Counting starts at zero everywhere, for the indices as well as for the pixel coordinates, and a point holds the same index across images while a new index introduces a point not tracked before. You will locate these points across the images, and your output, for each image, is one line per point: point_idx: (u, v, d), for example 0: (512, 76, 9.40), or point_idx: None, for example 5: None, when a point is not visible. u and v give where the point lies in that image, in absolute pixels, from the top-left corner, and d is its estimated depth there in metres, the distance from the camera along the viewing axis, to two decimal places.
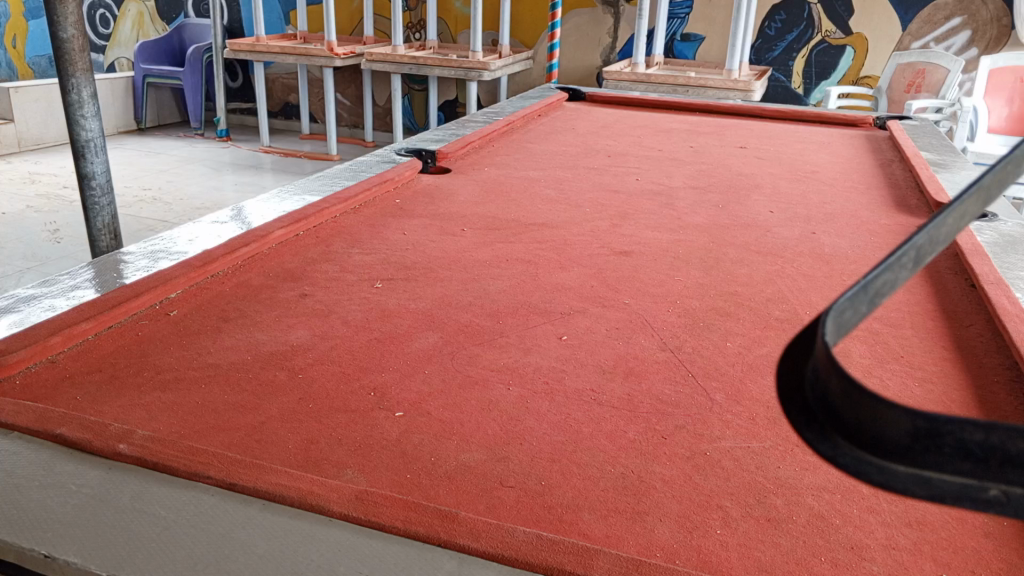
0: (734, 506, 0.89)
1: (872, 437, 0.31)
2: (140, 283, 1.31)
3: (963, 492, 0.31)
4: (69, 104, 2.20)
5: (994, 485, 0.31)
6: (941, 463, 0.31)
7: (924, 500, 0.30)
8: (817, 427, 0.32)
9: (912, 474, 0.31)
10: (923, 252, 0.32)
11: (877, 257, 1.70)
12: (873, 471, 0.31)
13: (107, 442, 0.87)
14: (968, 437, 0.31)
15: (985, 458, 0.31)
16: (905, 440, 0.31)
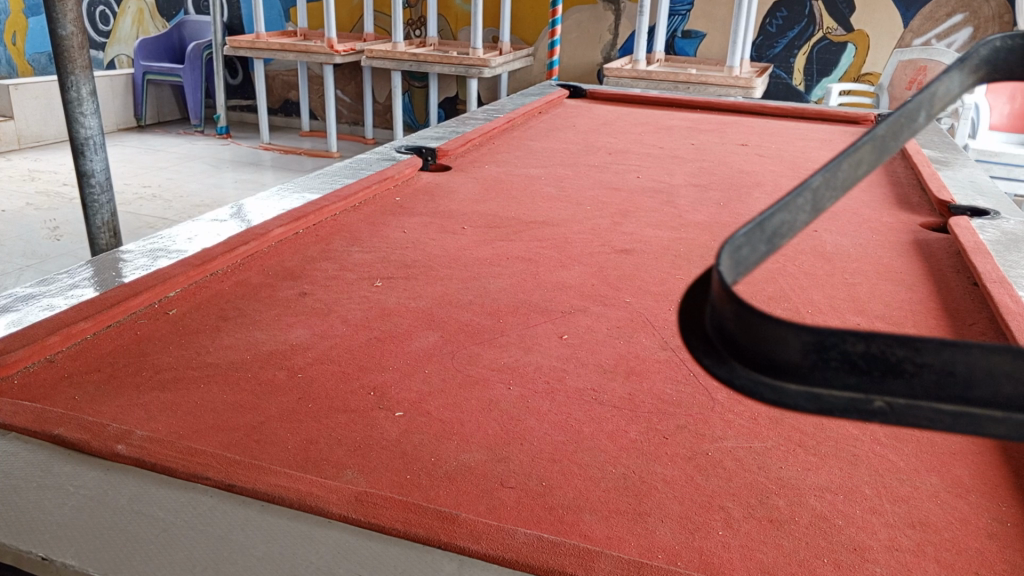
0: (736, 507, 0.88)
1: (770, 359, 0.35)
2: (138, 281, 1.31)
3: (849, 404, 0.34)
4: (68, 102, 2.20)
5: (878, 397, 0.34)
6: (828, 379, 0.35)
7: (812, 414, 0.34)
8: (715, 353, 0.37)
9: (802, 391, 0.35)
10: (817, 195, 0.38)
11: (879, 255, 1.70)
12: (765, 391, 0.35)
13: (105, 442, 0.86)
14: (851, 349, 0.34)
15: (869, 370, 0.34)
16: (796, 358, 0.35)
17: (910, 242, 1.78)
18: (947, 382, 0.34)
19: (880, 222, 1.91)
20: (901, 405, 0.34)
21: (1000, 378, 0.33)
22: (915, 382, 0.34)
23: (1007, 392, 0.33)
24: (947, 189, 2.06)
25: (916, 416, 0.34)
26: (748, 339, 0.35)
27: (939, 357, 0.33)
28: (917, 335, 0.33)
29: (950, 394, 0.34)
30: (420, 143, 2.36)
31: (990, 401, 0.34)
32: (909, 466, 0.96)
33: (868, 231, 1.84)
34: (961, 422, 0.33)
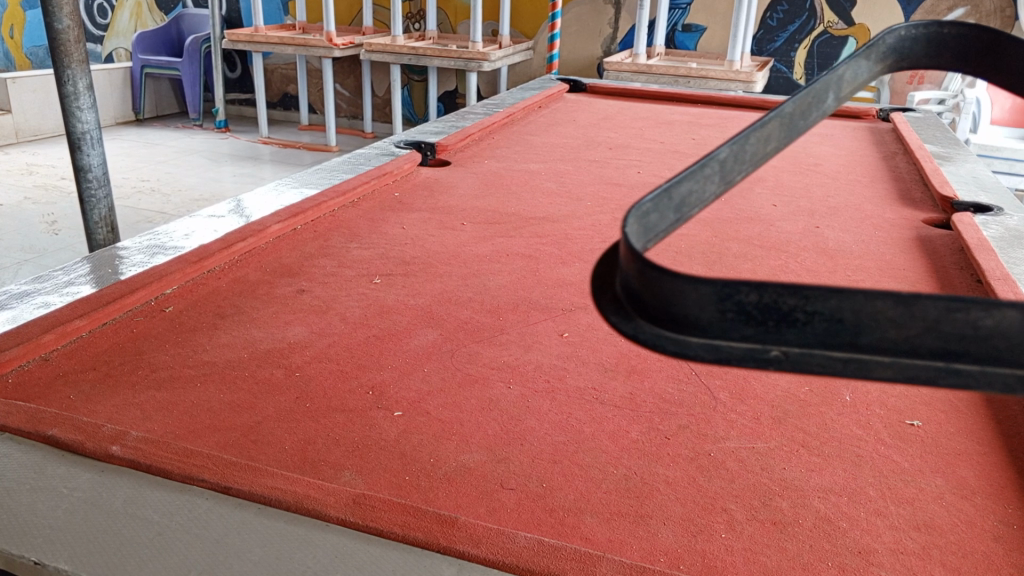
0: (739, 508, 0.87)
1: (674, 315, 0.38)
2: (134, 278, 1.29)
3: (747, 354, 0.38)
4: (64, 96, 2.18)
5: (774, 346, 0.37)
6: (728, 331, 0.38)
7: (710, 363, 0.37)
8: (624, 311, 0.41)
9: (703, 342, 0.38)
10: (718, 168, 0.48)
11: (881, 252, 1.69)
12: (668, 343, 0.38)
13: (99, 443, 0.85)
14: (745, 299, 0.37)
15: (764, 320, 0.37)
16: (697, 312, 0.38)
17: (912, 238, 1.77)
18: (836, 330, 0.36)
19: (883, 218, 1.90)
20: (795, 353, 0.37)
21: (882, 325, 0.36)
22: (807, 331, 0.37)
23: (892, 335, 0.36)
24: (950, 185, 2.04)
25: (809, 362, 0.37)
26: (652, 297, 0.38)
27: (827, 306, 0.36)
28: (804, 285, 0.35)
29: (839, 341, 0.37)
30: (419, 138, 2.35)
31: (875, 347, 0.36)
32: (914, 467, 0.95)
33: (871, 228, 1.83)
34: (847, 367, 0.36)
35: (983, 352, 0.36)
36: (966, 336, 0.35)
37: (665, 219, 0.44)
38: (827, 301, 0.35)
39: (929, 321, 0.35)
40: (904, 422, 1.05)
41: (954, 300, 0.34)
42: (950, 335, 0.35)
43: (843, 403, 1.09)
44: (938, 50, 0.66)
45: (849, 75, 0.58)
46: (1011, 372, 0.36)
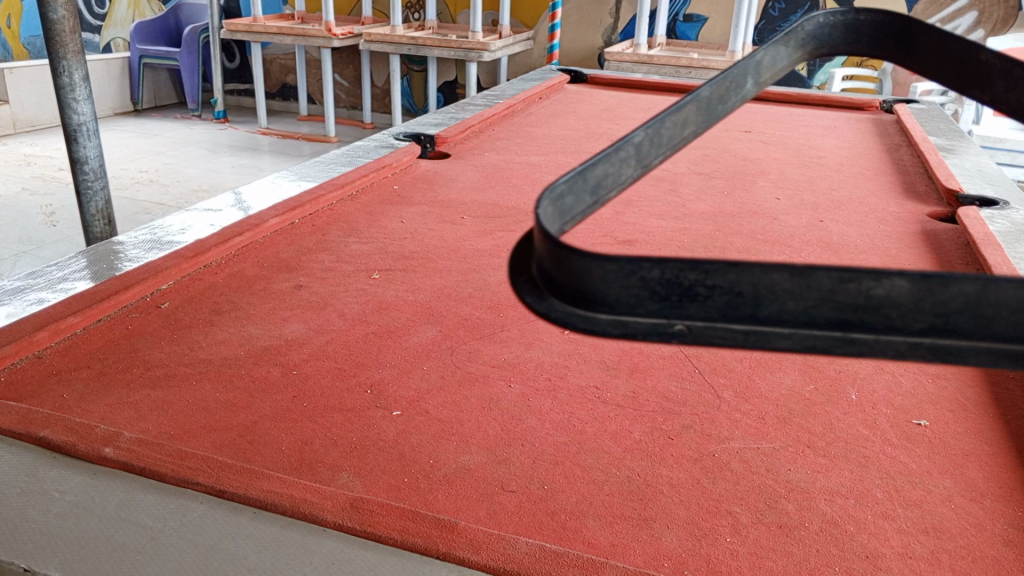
0: (744, 511, 0.85)
1: (583, 293, 0.41)
2: (129, 273, 1.27)
3: (654, 328, 0.41)
4: (60, 87, 2.15)
5: (678, 322, 0.41)
6: (635, 308, 0.41)
7: (617, 337, 0.40)
8: (539, 292, 0.44)
9: (611, 318, 0.41)
10: (639, 148, 0.54)
11: (886, 246, 1.67)
12: (578, 320, 0.41)
13: (92, 445, 0.83)
14: (648, 276, 0.40)
15: (666, 297, 0.40)
16: (601, 289, 0.41)
17: (918, 233, 1.74)
18: (738, 303, 0.40)
19: (887, 212, 1.88)
20: (698, 326, 0.40)
21: (781, 296, 0.39)
22: (708, 305, 0.40)
23: (789, 307, 0.39)
24: (955, 178, 2.02)
25: (710, 334, 0.40)
26: (564, 277, 0.41)
27: (725, 280, 0.39)
28: (704, 260, 0.39)
29: (740, 315, 0.40)
30: (418, 130, 2.32)
31: (775, 318, 0.40)
32: (922, 468, 0.94)
33: (875, 222, 1.81)
34: (748, 339, 0.40)
35: (878, 321, 0.39)
36: (859, 305, 0.38)
37: (582, 201, 0.49)
38: (725, 275, 0.39)
39: (824, 291, 0.38)
40: (911, 422, 1.03)
41: (844, 271, 0.38)
42: (846, 304, 0.39)
43: (849, 402, 1.07)
44: (855, 36, 0.73)
45: (765, 63, 0.65)
46: (903, 339, 0.39)
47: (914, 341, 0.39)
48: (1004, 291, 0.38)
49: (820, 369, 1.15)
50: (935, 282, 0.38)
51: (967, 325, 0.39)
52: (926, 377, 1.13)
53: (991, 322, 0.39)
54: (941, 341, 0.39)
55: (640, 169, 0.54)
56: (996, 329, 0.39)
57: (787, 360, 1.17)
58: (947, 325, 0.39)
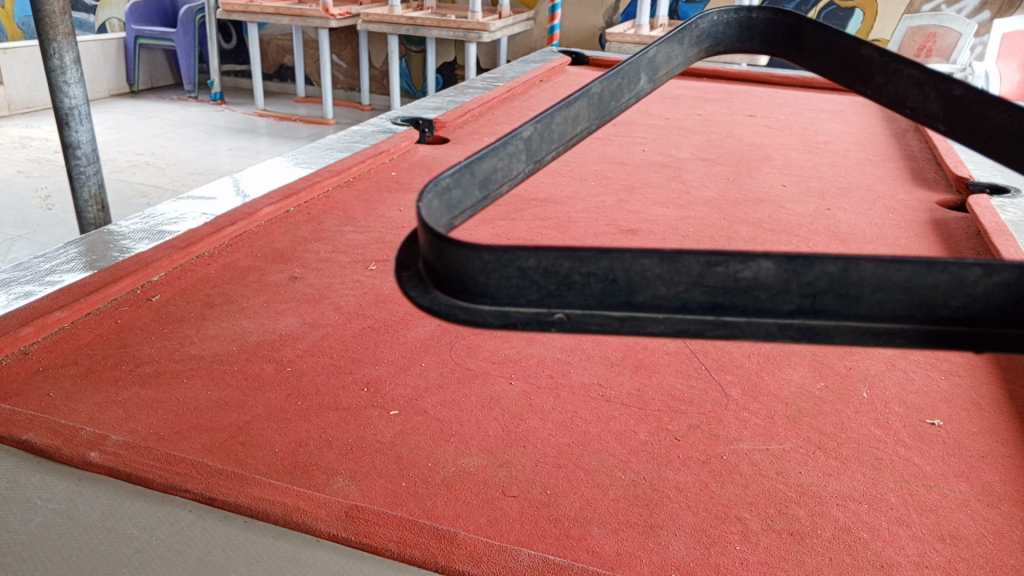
0: (754, 518, 0.82)
1: (465, 285, 0.43)
2: (119, 265, 1.23)
3: (534, 317, 0.43)
4: (50, 70, 2.10)
5: (558, 311, 0.43)
6: (516, 298, 0.43)
7: (496, 327, 0.43)
8: (425, 287, 0.46)
9: (493, 310, 0.43)
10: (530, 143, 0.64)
11: (896, 236, 1.63)
12: (460, 312, 0.43)
13: (76, 449, 0.80)
14: (524, 264, 0.42)
15: (544, 285, 0.42)
16: (480, 279, 0.42)
17: (927, 221, 1.71)
18: (613, 290, 0.42)
19: (895, 199, 1.84)
20: (576, 315, 0.43)
21: (654, 282, 0.42)
22: (584, 293, 0.42)
23: (661, 292, 0.42)
24: (965, 165, 1.98)
25: (588, 322, 0.43)
26: (444, 269, 0.43)
27: (600, 267, 0.41)
28: (576, 249, 0.41)
29: (617, 302, 0.43)
30: (417, 114, 2.28)
31: (650, 304, 0.43)
32: (937, 471, 0.91)
33: (884, 210, 1.77)
34: (624, 324, 0.43)
35: (747, 304, 0.41)
36: (729, 288, 0.41)
37: (470, 195, 0.56)
38: (597, 263, 0.41)
39: (694, 275, 0.41)
40: (925, 422, 1.00)
41: (712, 255, 0.40)
42: (715, 288, 0.41)
43: (860, 400, 1.04)
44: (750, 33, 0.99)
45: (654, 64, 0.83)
46: (773, 321, 0.41)
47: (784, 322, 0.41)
48: (864, 271, 0.40)
49: (830, 366, 1.11)
50: (800, 263, 0.40)
51: (833, 306, 0.41)
52: (939, 373, 1.10)
53: (857, 301, 0.41)
54: (808, 322, 0.41)
55: (531, 163, 0.65)
56: (862, 308, 0.41)
57: (796, 355, 1.14)
58: (815, 306, 0.41)
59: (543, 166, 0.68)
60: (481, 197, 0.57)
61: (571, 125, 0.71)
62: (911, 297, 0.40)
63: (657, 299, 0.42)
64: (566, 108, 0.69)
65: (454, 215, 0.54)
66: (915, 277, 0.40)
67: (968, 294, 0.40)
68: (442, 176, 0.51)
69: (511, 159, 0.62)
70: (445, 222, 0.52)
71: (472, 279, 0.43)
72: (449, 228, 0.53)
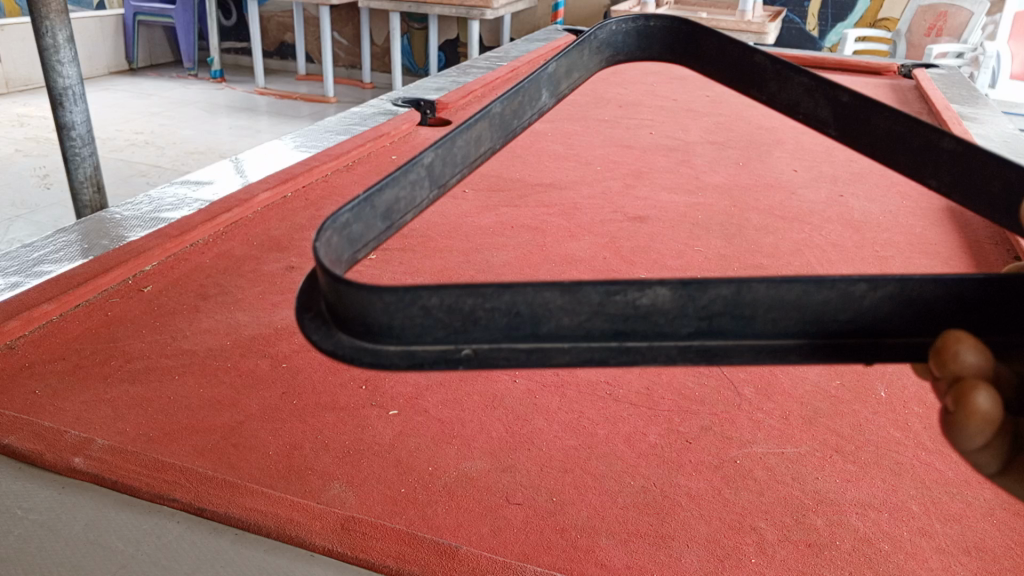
0: (770, 528, 0.79)
1: (369, 326, 0.42)
2: (110, 254, 1.19)
3: (442, 355, 0.42)
4: (43, 49, 2.03)
5: (466, 347, 0.42)
6: (422, 337, 0.42)
7: (404, 369, 0.42)
8: (327, 328, 0.45)
9: (399, 350, 0.42)
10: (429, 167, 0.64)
11: (911, 223, 1.58)
12: (365, 355, 0.42)
13: (60, 454, 0.76)
14: (428, 303, 0.40)
15: (451, 323, 0.41)
16: (384, 318, 0.41)
17: (943, 208, 1.66)
18: (519, 323, 0.42)
19: (910, 185, 1.79)
20: (484, 350, 0.42)
21: (557, 313, 0.41)
22: (491, 328, 0.42)
23: (565, 322, 0.42)
24: None
25: (496, 356, 0.42)
26: (345, 309, 0.42)
27: (504, 301, 0.41)
28: (480, 286, 0.40)
29: (524, 335, 0.42)
30: (419, 95, 2.21)
31: (555, 335, 0.42)
32: (960, 477, 0.87)
33: (898, 196, 1.72)
34: (531, 357, 0.42)
35: (648, 329, 0.42)
36: (629, 315, 0.42)
37: (374, 229, 0.55)
38: (502, 298, 0.40)
39: (594, 305, 0.41)
40: None
41: (609, 286, 0.40)
42: (615, 315, 0.42)
43: (878, 400, 1.00)
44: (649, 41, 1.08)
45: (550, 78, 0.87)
46: (674, 344, 0.43)
47: (685, 343, 0.43)
48: (756, 292, 0.41)
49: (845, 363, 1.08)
50: (694, 289, 0.41)
51: (732, 326, 0.42)
52: None
53: (753, 320, 0.42)
54: (706, 342, 0.43)
55: (434, 189, 0.66)
56: (758, 325, 0.43)
57: None
58: (712, 327, 0.42)
59: (448, 190, 0.69)
60: (384, 227, 0.57)
61: (474, 146, 0.73)
62: (805, 314, 0.42)
63: (561, 330, 0.42)
64: (469, 130, 0.70)
65: (356, 249, 0.52)
66: (808, 294, 0.42)
67: (856, 309, 0.43)
68: (342, 213, 0.48)
69: (413, 187, 0.62)
70: (347, 259, 0.51)
71: (377, 321, 0.41)
72: (352, 262, 0.52)
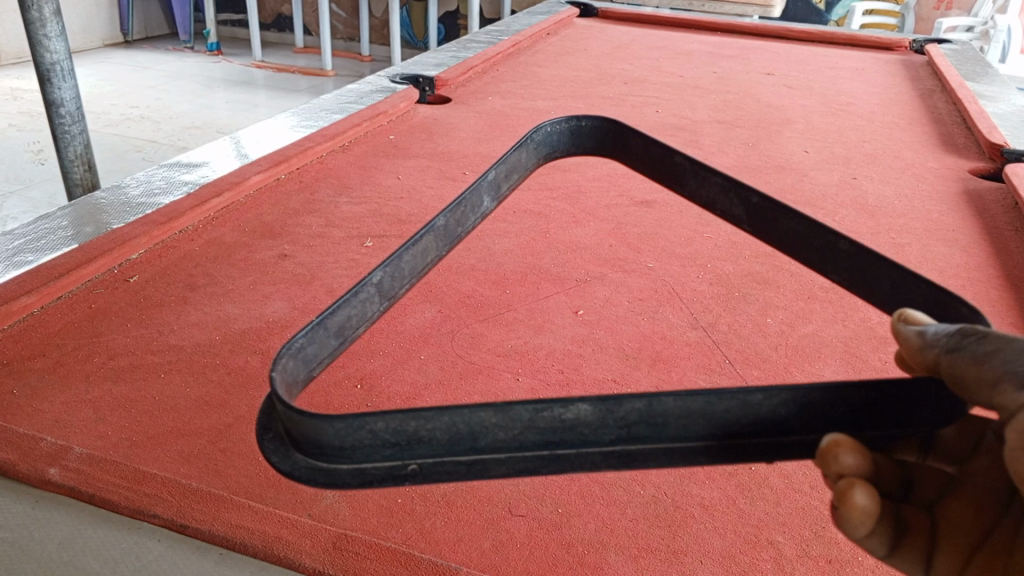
0: (788, 542, 0.74)
1: (322, 449, 0.51)
2: (94, 243, 1.14)
3: (390, 472, 0.51)
4: (28, 22, 1.92)
5: (411, 464, 0.51)
6: (372, 457, 0.51)
7: (354, 487, 0.51)
8: (283, 452, 0.53)
9: (350, 470, 0.51)
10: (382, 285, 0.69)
11: (928, 206, 1.52)
12: (319, 477, 0.51)
13: (35, 465, 0.74)
14: (374, 426, 0.49)
15: (398, 444, 0.50)
16: (334, 443, 0.50)
17: (960, 191, 1.59)
18: (459, 441, 0.50)
19: (925, 166, 1.73)
20: (428, 466, 0.51)
21: (491, 430, 0.50)
22: (434, 445, 0.50)
23: (500, 436, 0.50)
24: (998, 129, 1.86)
25: (439, 471, 0.51)
26: (303, 436, 0.51)
27: (443, 422, 0.49)
28: (420, 410, 0.49)
29: (463, 449, 0.51)
30: (418, 71, 2.15)
31: (491, 448, 0.51)
32: None
33: (913, 178, 1.66)
34: (471, 469, 0.51)
35: (574, 438, 0.51)
36: (557, 428, 0.50)
37: (328, 346, 0.60)
38: (440, 419, 0.49)
39: (525, 420, 0.49)
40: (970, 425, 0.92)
41: (537, 405, 0.49)
42: (544, 428, 0.50)
43: None
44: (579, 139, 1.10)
45: (493, 184, 0.91)
46: (598, 451, 0.51)
47: (608, 450, 0.51)
48: (666, 403, 0.49)
49: (863, 360, 1.03)
50: (611, 404, 0.49)
51: (647, 433, 0.51)
52: None
53: (666, 427, 0.51)
54: (628, 447, 0.51)
55: (384, 302, 0.70)
56: (672, 431, 0.51)
57: (826, 348, 1.05)
58: (630, 435, 0.51)
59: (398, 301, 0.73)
60: (337, 343, 0.62)
61: (420, 259, 0.76)
62: (711, 421, 0.51)
63: (496, 444, 0.51)
64: (413, 246, 0.74)
65: (312, 368, 0.58)
66: (710, 405, 0.50)
67: (757, 415, 0.51)
68: (295, 339, 0.55)
69: (364, 303, 0.66)
70: (303, 378, 0.57)
71: (329, 444, 0.50)
72: (307, 381, 0.57)
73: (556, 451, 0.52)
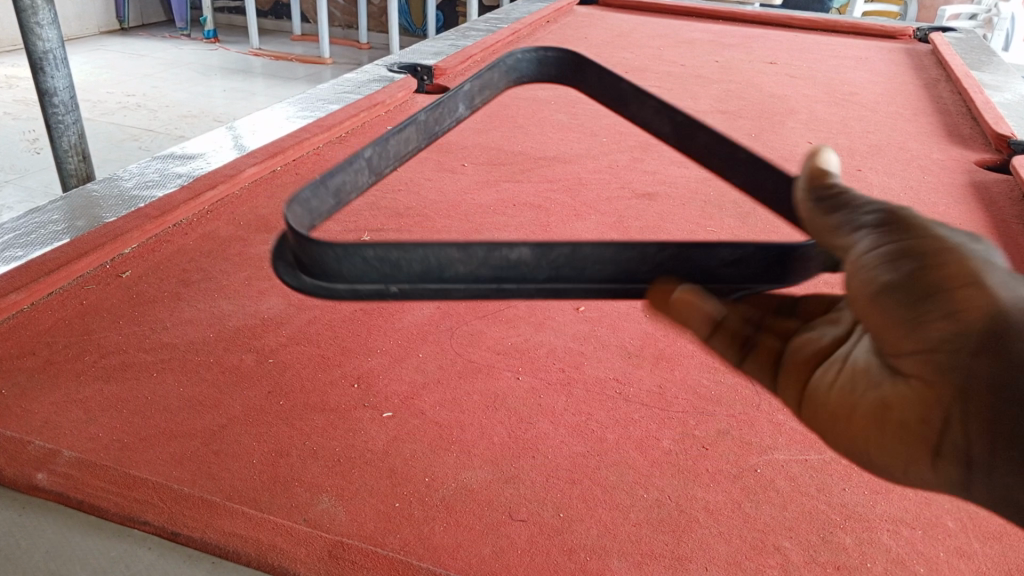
0: (795, 548, 0.73)
1: (325, 271, 0.61)
2: (85, 237, 1.12)
3: (375, 292, 0.62)
4: (19, 10, 1.87)
5: (391, 286, 0.62)
6: (360, 279, 0.61)
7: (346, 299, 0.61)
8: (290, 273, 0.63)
9: (345, 288, 0.61)
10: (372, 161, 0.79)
11: (934, 199, 1.50)
12: (320, 289, 0.62)
13: (22, 470, 0.74)
14: (367, 252, 0.60)
15: (383, 268, 0.61)
16: (334, 263, 0.61)
17: (966, 183, 1.57)
18: (430, 270, 0.62)
19: (930, 157, 1.70)
20: (404, 288, 0.62)
21: (454, 262, 0.62)
22: (409, 268, 0.62)
23: (462, 269, 0.62)
24: (1005, 120, 1.83)
25: (413, 292, 0.62)
26: (309, 258, 0.61)
27: (421, 252, 0.61)
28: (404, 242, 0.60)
29: (431, 277, 0.62)
30: (416, 60, 2.11)
31: (454, 278, 0.62)
32: None
33: (919, 170, 1.63)
34: (437, 292, 0.62)
35: (518, 275, 0.63)
36: (506, 265, 0.62)
37: (326, 202, 0.71)
38: (418, 250, 0.61)
39: (483, 257, 0.62)
40: None
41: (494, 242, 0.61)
42: (496, 266, 0.62)
43: None
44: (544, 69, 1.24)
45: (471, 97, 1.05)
46: (532, 286, 0.63)
47: (540, 285, 0.64)
48: (588, 250, 0.63)
49: None
50: (546, 248, 0.62)
51: (570, 274, 0.64)
52: None
53: (584, 270, 0.64)
54: (556, 285, 0.64)
55: (373, 176, 0.80)
56: (589, 274, 0.64)
57: None
58: (558, 274, 0.63)
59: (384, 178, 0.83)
60: (334, 203, 0.72)
61: (404, 145, 0.87)
62: (619, 263, 0.64)
63: (458, 275, 0.63)
64: (398, 133, 0.84)
65: (314, 218, 0.69)
66: (622, 250, 0.64)
67: (654, 261, 0.65)
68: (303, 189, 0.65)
69: (357, 172, 0.76)
70: (307, 224, 0.67)
71: (330, 268, 0.61)
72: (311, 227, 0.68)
73: (500, 285, 0.63)
